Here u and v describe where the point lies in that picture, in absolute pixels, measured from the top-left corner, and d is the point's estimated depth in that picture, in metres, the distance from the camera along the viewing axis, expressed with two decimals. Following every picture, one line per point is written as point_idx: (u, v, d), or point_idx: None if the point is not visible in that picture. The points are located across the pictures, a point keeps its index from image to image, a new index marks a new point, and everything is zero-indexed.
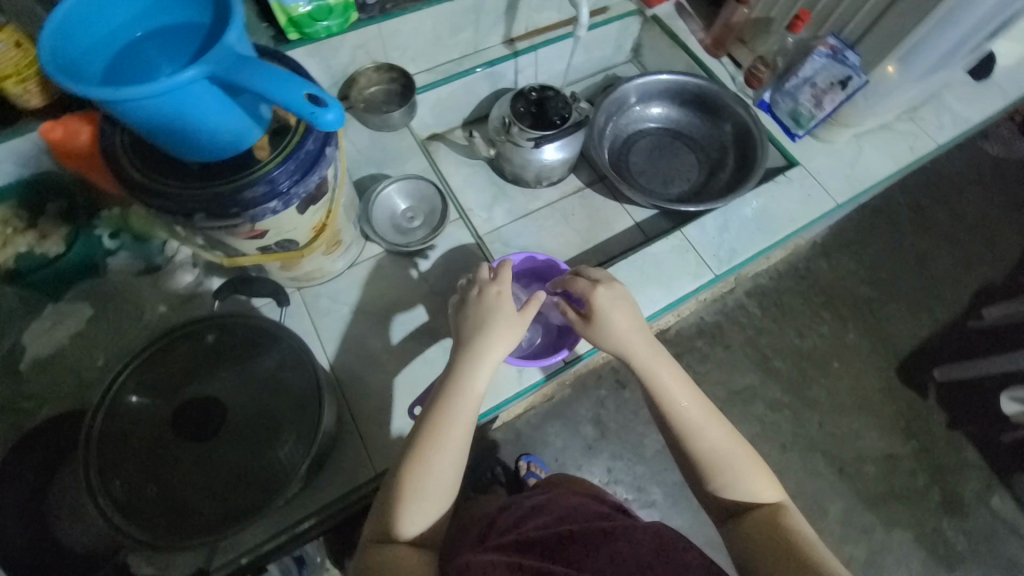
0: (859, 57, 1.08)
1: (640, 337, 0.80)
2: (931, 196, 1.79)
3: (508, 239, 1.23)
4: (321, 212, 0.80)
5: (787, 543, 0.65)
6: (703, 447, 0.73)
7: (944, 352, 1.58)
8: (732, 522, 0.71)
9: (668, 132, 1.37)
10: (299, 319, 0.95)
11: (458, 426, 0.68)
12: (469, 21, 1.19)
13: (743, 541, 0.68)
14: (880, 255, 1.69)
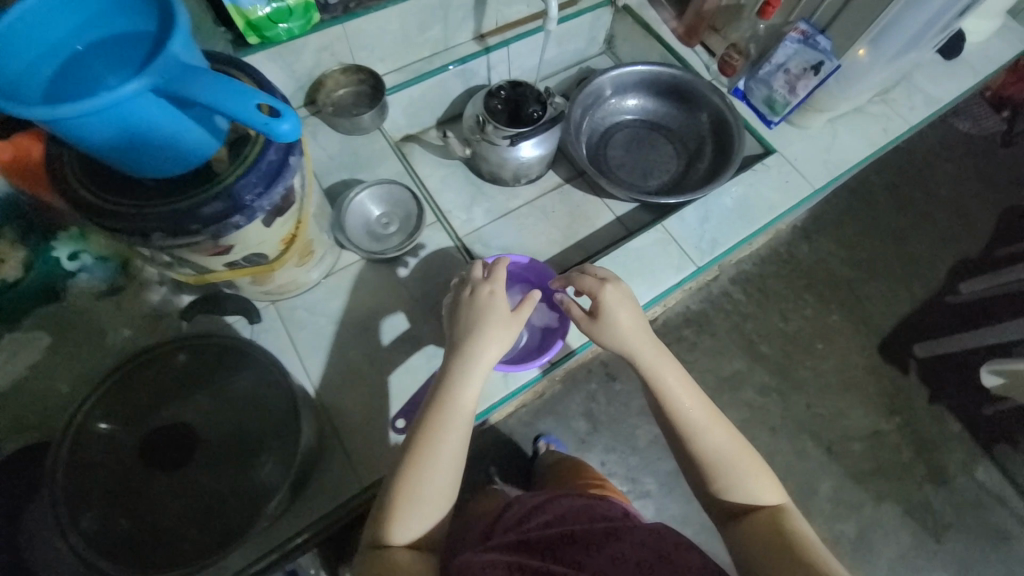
0: (829, 43, 1.09)
1: (639, 334, 0.81)
2: (906, 176, 1.81)
3: (489, 239, 1.21)
4: (289, 223, 0.77)
5: (784, 543, 0.66)
6: (700, 444, 0.75)
7: (924, 328, 1.61)
8: (729, 517, 0.73)
9: (645, 123, 1.36)
10: (276, 334, 0.92)
11: (453, 430, 0.69)
12: (437, 18, 1.16)
13: (739, 533, 0.70)
14: (858, 236, 1.71)
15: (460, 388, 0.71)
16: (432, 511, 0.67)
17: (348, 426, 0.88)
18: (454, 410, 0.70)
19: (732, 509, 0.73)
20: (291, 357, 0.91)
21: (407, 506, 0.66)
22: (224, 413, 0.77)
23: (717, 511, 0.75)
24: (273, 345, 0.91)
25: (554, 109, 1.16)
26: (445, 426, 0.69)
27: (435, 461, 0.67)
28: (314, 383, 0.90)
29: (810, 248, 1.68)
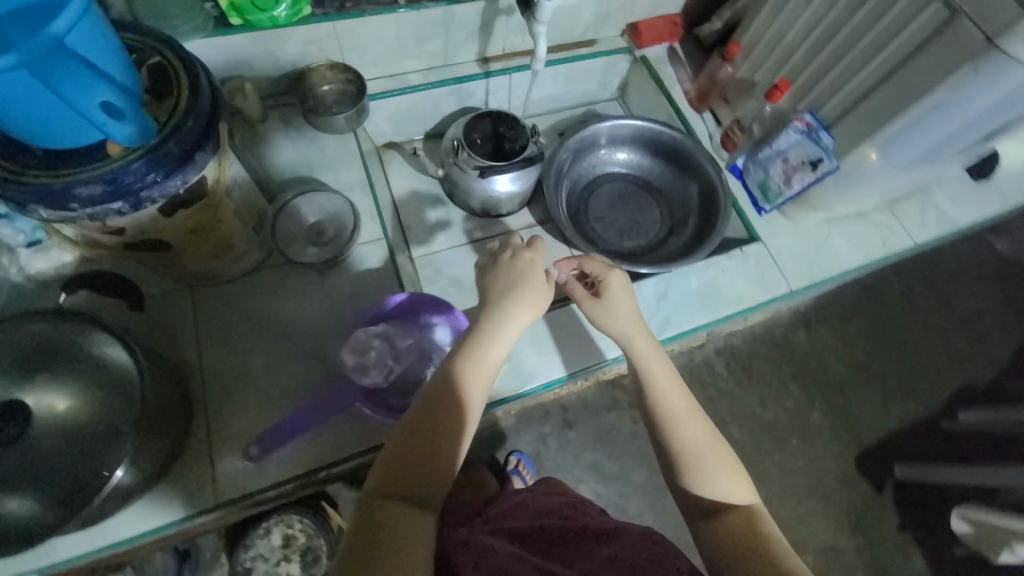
0: (832, 140, 0.99)
1: (638, 327, 0.81)
2: (928, 283, 1.67)
3: (442, 265, 1.16)
4: (195, 214, 0.73)
5: (762, 549, 0.61)
6: (684, 439, 0.72)
7: (910, 453, 1.47)
8: (705, 521, 0.67)
9: (636, 180, 1.30)
10: (183, 319, 0.89)
11: (471, 388, 0.68)
12: (439, 33, 1.13)
13: (720, 539, 0.64)
14: (859, 340, 1.58)
15: (487, 352, 0.71)
16: (443, 467, 0.64)
17: (226, 433, 0.84)
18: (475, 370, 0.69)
19: (705, 506, 0.68)
20: (190, 348, 0.87)
21: (423, 457, 0.63)
22: (91, 403, 0.71)
23: (690, 509, 0.70)
24: (175, 332, 0.88)
25: (535, 150, 1.11)
26: (466, 381, 0.68)
27: (451, 413, 0.66)
28: (205, 380, 0.86)
29: (809, 347, 1.56)
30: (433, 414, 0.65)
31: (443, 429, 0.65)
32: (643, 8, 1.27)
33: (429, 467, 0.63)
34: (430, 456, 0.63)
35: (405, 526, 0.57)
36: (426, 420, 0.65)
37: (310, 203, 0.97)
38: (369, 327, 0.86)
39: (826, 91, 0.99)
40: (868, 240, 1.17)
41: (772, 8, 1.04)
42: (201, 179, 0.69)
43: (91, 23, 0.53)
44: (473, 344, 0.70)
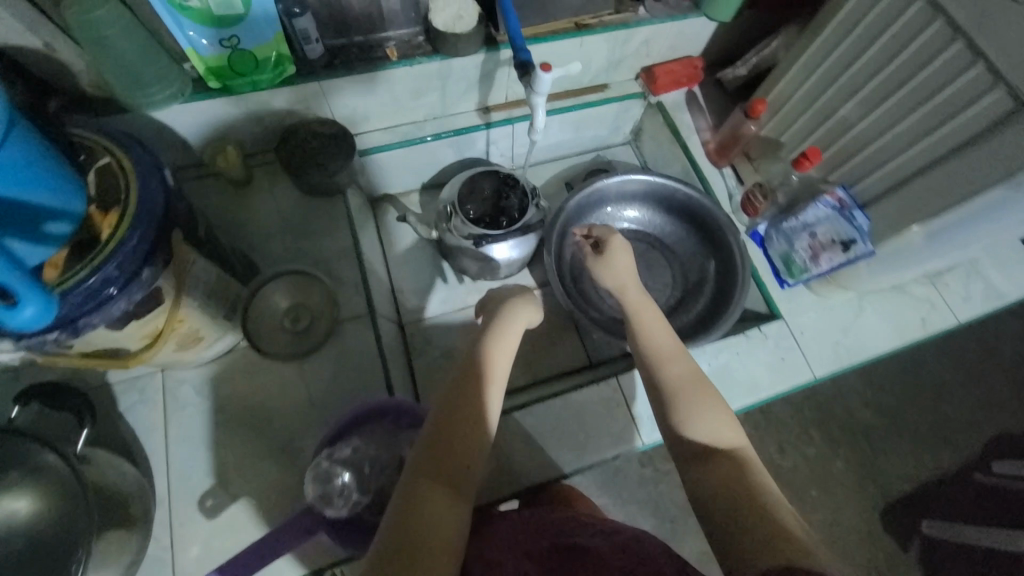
0: (868, 221, 0.90)
1: (632, 277, 0.77)
2: (980, 332, 1.48)
3: (433, 334, 1.08)
4: (153, 321, 0.67)
5: (748, 499, 0.54)
6: (683, 391, 0.65)
7: (965, 539, 1.28)
8: (694, 465, 0.59)
9: (648, 240, 1.21)
10: (150, 407, 0.84)
11: (498, 375, 0.66)
12: (434, 86, 1.04)
13: (707, 487, 0.56)
14: (906, 407, 1.39)
15: (509, 344, 0.70)
16: (474, 448, 0.60)
17: (188, 533, 0.78)
18: (495, 358, 0.67)
19: (695, 451, 0.60)
20: (158, 439, 0.82)
21: (454, 448, 0.59)
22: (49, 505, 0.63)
23: (677, 454, 0.62)
24: (143, 422, 0.83)
25: (536, 219, 1.04)
26: (490, 369, 0.66)
27: (480, 401, 0.62)
28: (171, 477, 0.80)
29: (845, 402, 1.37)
30: (454, 402, 0.62)
31: (472, 416, 0.61)
32: (660, 51, 1.17)
33: (460, 451, 0.59)
34: (466, 441, 0.60)
35: (442, 523, 0.53)
36: (449, 404, 0.61)
37: (287, 288, 0.92)
38: (335, 454, 0.73)
39: (865, 164, 0.88)
40: (904, 317, 1.04)
41: (803, 66, 0.93)
42: (156, 289, 0.63)
43: (19, 156, 0.49)
44: (488, 337, 0.70)
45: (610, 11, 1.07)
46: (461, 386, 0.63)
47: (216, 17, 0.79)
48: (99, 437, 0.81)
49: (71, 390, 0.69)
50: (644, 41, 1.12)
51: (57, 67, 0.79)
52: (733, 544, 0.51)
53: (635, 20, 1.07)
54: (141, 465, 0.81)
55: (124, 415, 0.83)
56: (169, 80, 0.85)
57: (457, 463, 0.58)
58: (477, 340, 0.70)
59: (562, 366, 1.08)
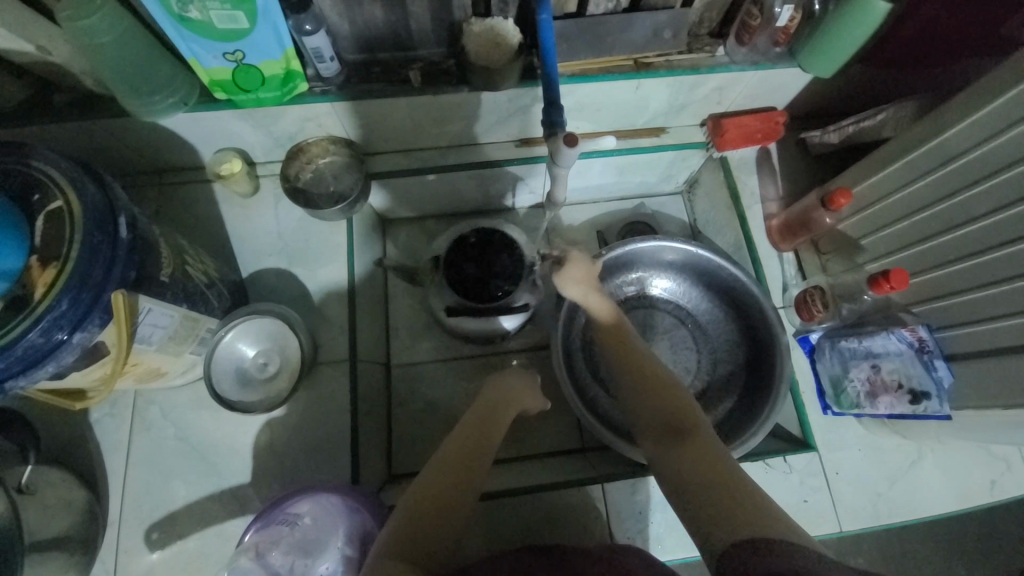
0: (952, 378, 0.75)
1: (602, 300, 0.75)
2: None
3: (419, 382, 1.01)
4: (101, 371, 0.63)
5: (699, 459, 0.55)
6: (653, 407, 0.63)
7: None
8: (657, 437, 0.61)
9: (679, 315, 1.05)
10: (118, 423, 0.83)
11: (484, 460, 0.65)
12: (461, 117, 0.92)
13: (666, 456, 0.58)
14: (960, 552, 1.17)
15: (497, 438, 0.68)
16: (449, 511, 0.60)
17: (128, 561, 0.78)
18: (478, 438, 0.67)
19: (660, 425, 0.61)
20: (120, 457, 0.82)
21: (432, 525, 0.58)
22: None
23: (644, 428, 0.63)
24: (109, 437, 0.83)
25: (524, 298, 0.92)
26: (479, 448, 0.66)
27: (460, 488, 0.62)
28: (124, 501, 0.80)
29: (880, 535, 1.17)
30: (435, 480, 0.62)
31: (449, 488, 0.61)
32: (735, 100, 0.97)
33: (435, 536, 0.58)
34: (441, 508, 0.60)
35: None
36: (426, 491, 0.61)
37: (258, 331, 0.84)
38: (263, 551, 0.69)
39: (989, 304, 0.68)
40: (973, 481, 0.85)
41: (910, 163, 0.74)
42: (97, 344, 0.59)
43: None
44: (485, 417, 0.70)
45: (680, 50, 0.89)
46: (449, 465, 0.63)
47: (218, 31, 0.71)
48: (66, 445, 0.82)
49: None
50: (716, 87, 0.93)
51: (62, 65, 0.76)
52: (695, 504, 0.52)
53: (708, 64, 0.89)
54: (99, 481, 0.80)
55: (93, 426, 0.83)
56: (174, 89, 0.79)
57: (426, 547, 0.57)
58: (477, 417, 0.70)
59: (548, 445, 1.00)
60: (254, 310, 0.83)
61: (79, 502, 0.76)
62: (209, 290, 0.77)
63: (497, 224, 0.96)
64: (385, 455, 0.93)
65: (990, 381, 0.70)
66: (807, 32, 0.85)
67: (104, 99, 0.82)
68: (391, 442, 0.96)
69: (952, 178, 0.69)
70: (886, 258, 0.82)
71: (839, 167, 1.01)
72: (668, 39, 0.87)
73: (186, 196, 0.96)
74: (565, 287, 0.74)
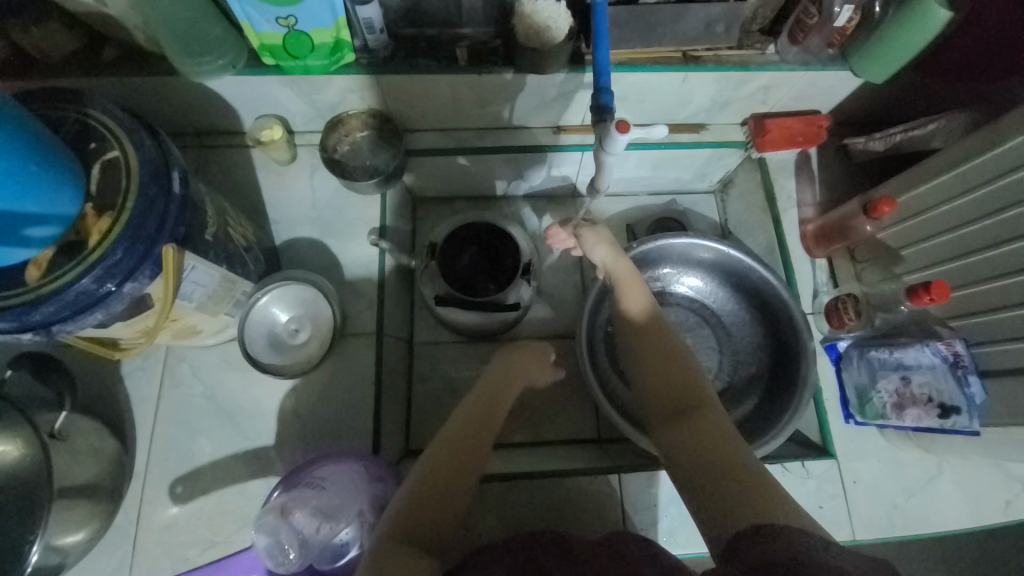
0: (985, 395, 0.75)
1: (634, 290, 0.75)
2: None
3: (440, 361, 1.02)
4: (142, 323, 0.65)
5: (713, 449, 0.55)
6: (662, 388, 0.63)
7: None
8: (670, 422, 0.60)
9: (703, 314, 1.05)
10: (149, 377, 0.85)
11: (488, 438, 0.66)
12: (503, 98, 0.91)
13: (678, 442, 0.58)
14: (971, 573, 1.16)
15: (501, 416, 0.69)
16: (453, 486, 0.60)
17: (152, 512, 0.79)
18: (479, 425, 0.66)
19: (673, 411, 0.61)
20: (149, 411, 0.83)
21: (437, 504, 0.59)
22: (24, 462, 0.62)
23: (656, 414, 0.63)
24: (140, 390, 0.84)
25: (516, 297, 0.92)
26: (483, 428, 0.66)
27: (465, 463, 0.62)
28: (151, 454, 0.82)
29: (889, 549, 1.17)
30: (443, 456, 0.62)
31: (452, 470, 0.61)
32: (780, 101, 0.96)
33: (439, 509, 0.59)
34: (445, 491, 0.60)
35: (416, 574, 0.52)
36: (436, 465, 0.61)
37: (289, 298, 0.84)
38: (287, 512, 0.68)
39: None
40: (993, 501, 0.84)
41: (961, 176, 0.73)
42: (142, 296, 0.60)
43: (30, 163, 0.47)
44: (486, 398, 0.70)
45: (730, 45, 0.88)
46: (451, 442, 0.64)
47: None
48: (98, 395, 0.83)
49: (58, 369, 0.73)
50: (763, 86, 0.92)
51: (116, 19, 0.76)
52: (707, 493, 0.52)
53: (758, 61, 0.88)
54: (127, 433, 0.82)
55: (124, 379, 0.85)
56: (223, 50, 0.79)
57: (428, 526, 0.57)
58: (478, 398, 0.70)
59: (564, 433, 1.00)
60: (288, 277, 0.84)
61: (108, 451, 0.78)
62: (246, 253, 0.78)
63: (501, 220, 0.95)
64: (403, 429, 0.94)
65: None
66: (863, 34, 0.83)
67: (153, 57, 0.82)
68: (410, 417, 0.97)
69: (1006, 193, 0.68)
70: (925, 271, 0.81)
71: (880, 176, 0.99)
72: (720, 33, 0.85)
73: (224, 160, 0.96)
74: (594, 248, 0.80)
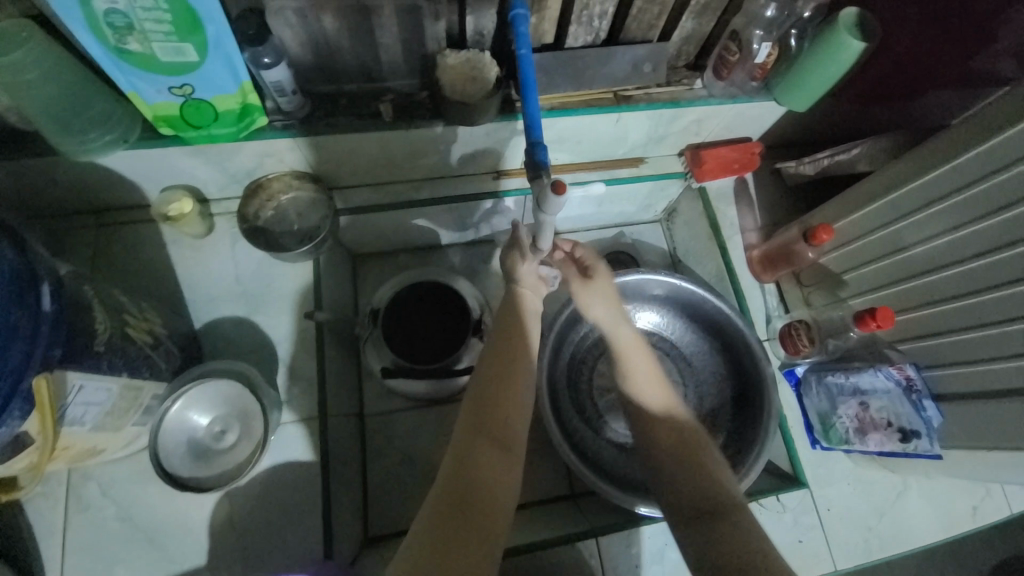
0: (941, 418, 0.76)
1: (643, 359, 0.69)
2: None
3: (396, 431, 0.94)
4: (30, 458, 0.55)
5: (746, 548, 0.52)
6: (678, 487, 0.60)
7: None
8: (699, 518, 0.57)
9: (664, 348, 1.02)
10: (49, 504, 0.73)
11: (527, 348, 0.65)
12: (436, 150, 0.87)
13: (706, 542, 0.55)
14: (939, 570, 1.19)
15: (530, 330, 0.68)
16: (514, 392, 0.60)
17: None
18: (513, 350, 0.64)
19: (698, 510, 0.58)
20: (51, 546, 0.71)
21: (497, 411, 0.59)
22: None
23: (677, 510, 0.59)
24: (36, 522, 0.72)
25: (468, 360, 0.87)
26: (522, 350, 0.64)
27: (514, 375, 0.61)
28: None
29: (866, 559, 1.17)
30: (493, 366, 0.62)
31: (516, 385, 0.61)
32: (713, 131, 0.96)
33: (500, 414, 0.59)
34: (510, 397, 0.60)
35: (492, 480, 0.54)
36: (483, 401, 0.59)
37: (209, 397, 0.75)
38: None
39: (972, 346, 0.70)
40: (960, 511, 0.86)
41: (892, 203, 0.75)
42: (17, 435, 0.50)
43: None
44: (512, 323, 0.67)
45: (659, 83, 0.87)
46: (498, 363, 0.62)
47: (163, 64, 0.64)
48: None
49: None
50: (695, 120, 0.92)
51: None
52: None
53: (687, 97, 0.88)
54: None
55: (19, 511, 0.72)
56: (112, 124, 0.70)
57: (499, 419, 0.58)
58: (502, 324, 0.67)
59: (534, 493, 0.95)
60: (207, 372, 0.75)
61: None
62: (154, 351, 0.69)
63: (447, 277, 0.91)
64: (360, 516, 0.86)
65: (979, 422, 0.70)
66: (783, 67, 0.85)
67: (28, 137, 0.72)
68: (368, 500, 0.89)
69: (935, 219, 0.70)
70: (867, 295, 0.84)
71: (813, 197, 1.02)
72: (648, 73, 0.85)
73: (128, 239, 0.86)
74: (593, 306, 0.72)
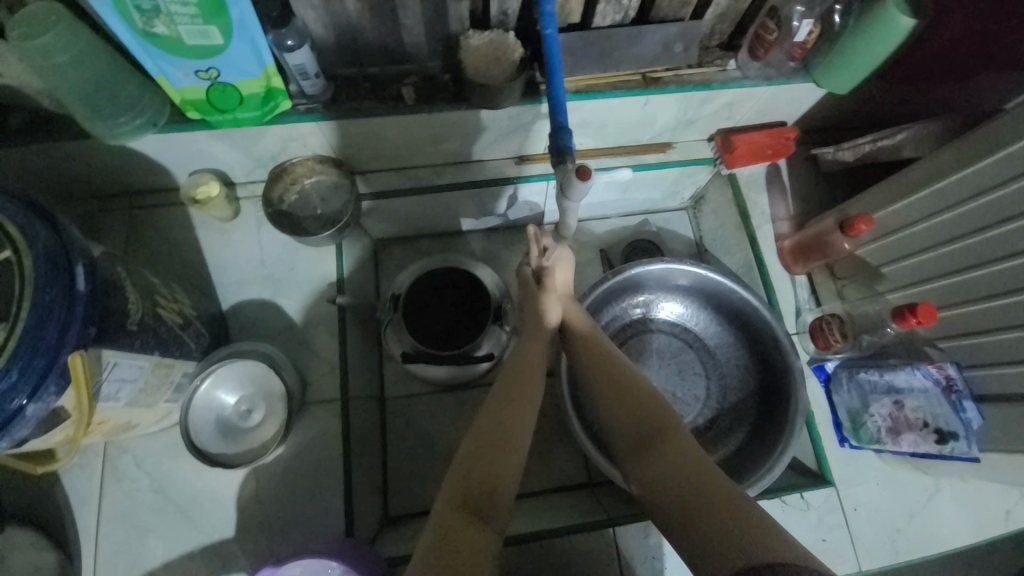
0: (981, 420, 0.73)
1: (583, 324, 0.74)
2: None
3: (415, 416, 0.95)
4: (65, 432, 0.57)
5: (692, 473, 0.55)
6: (628, 430, 0.63)
7: None
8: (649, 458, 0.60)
9: (686, 339, 1.00)
10: (87, 475, 0.77)
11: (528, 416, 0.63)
12: (457, 135, 0.86)
13: (658, 478, 0.57)
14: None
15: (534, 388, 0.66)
16: (507, 456, 0.59)
17: None
18: (510, 413, 0.63)
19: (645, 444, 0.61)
20: (90, 513, 0.75)
21: (486, 474, 0.57)
22: None
23: (629, 452, 0.63)
24: (78, 489, 0.76)
25: (487, 348, 0.86)
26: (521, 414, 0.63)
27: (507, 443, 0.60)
28: (97, 562, 0.73)
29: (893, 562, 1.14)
30: (490, 428, 0.61)
31: (498, 448, 0.59)
32: (746, 115, 0.92)
33: (491, 476, 0.57)
34: (494, 460, 0.58)
35: (477, 544, 0.51)
36: (474, 464, 0.57)
37: (236, 376, 0.77)
38: None
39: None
40: (998, 518, 0.82)
41: (938, 192, 0.70)
42: (55, 410, 0.53)
43: None
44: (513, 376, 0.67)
45: (691, 64, 0.83)
46: (490, 424, 0.61)
47: (189, 48, 0.64)
48: (30, 501, 0.74)
49: None
50: (727, 103, 0.88)
51: (18, 85, 0.68)
52: (696, 520, 0.51)
53: (720, 79, 0.84)
54: (68, 539, 0.74)
55: (60, 480, 0.76)
56: (141, 108, 0.71)
57: (488, 486, 0.56)
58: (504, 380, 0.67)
59: (551, 481, 0.96)
60: (233, 353, 0.77)
61: (48, 566, 0.70)
62: (184, 331, 0.71)
63: (468, 264, 0.91)
64: (380, 497, 0.88)
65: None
66: (824, 47, 0.80)
67: (64, 120, 0.74)
68: (388, 481, 0.91)
69: (985, 210, 0.66)
70: (908, 290, 0.80)
71: (851, 186, 0.97)
72: (679, 53, 0.81)
73: (158, 222, 0.89)
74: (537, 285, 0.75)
